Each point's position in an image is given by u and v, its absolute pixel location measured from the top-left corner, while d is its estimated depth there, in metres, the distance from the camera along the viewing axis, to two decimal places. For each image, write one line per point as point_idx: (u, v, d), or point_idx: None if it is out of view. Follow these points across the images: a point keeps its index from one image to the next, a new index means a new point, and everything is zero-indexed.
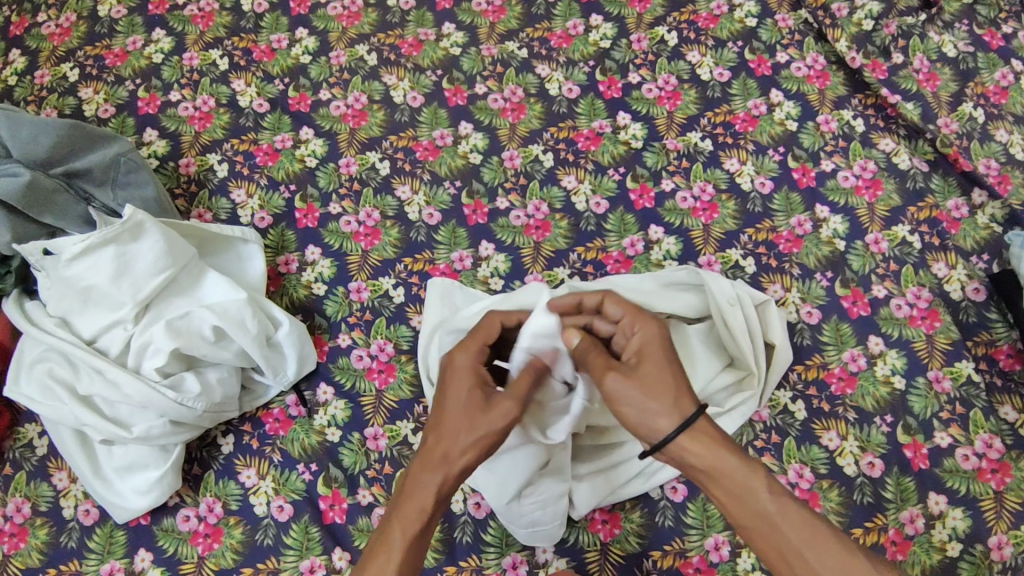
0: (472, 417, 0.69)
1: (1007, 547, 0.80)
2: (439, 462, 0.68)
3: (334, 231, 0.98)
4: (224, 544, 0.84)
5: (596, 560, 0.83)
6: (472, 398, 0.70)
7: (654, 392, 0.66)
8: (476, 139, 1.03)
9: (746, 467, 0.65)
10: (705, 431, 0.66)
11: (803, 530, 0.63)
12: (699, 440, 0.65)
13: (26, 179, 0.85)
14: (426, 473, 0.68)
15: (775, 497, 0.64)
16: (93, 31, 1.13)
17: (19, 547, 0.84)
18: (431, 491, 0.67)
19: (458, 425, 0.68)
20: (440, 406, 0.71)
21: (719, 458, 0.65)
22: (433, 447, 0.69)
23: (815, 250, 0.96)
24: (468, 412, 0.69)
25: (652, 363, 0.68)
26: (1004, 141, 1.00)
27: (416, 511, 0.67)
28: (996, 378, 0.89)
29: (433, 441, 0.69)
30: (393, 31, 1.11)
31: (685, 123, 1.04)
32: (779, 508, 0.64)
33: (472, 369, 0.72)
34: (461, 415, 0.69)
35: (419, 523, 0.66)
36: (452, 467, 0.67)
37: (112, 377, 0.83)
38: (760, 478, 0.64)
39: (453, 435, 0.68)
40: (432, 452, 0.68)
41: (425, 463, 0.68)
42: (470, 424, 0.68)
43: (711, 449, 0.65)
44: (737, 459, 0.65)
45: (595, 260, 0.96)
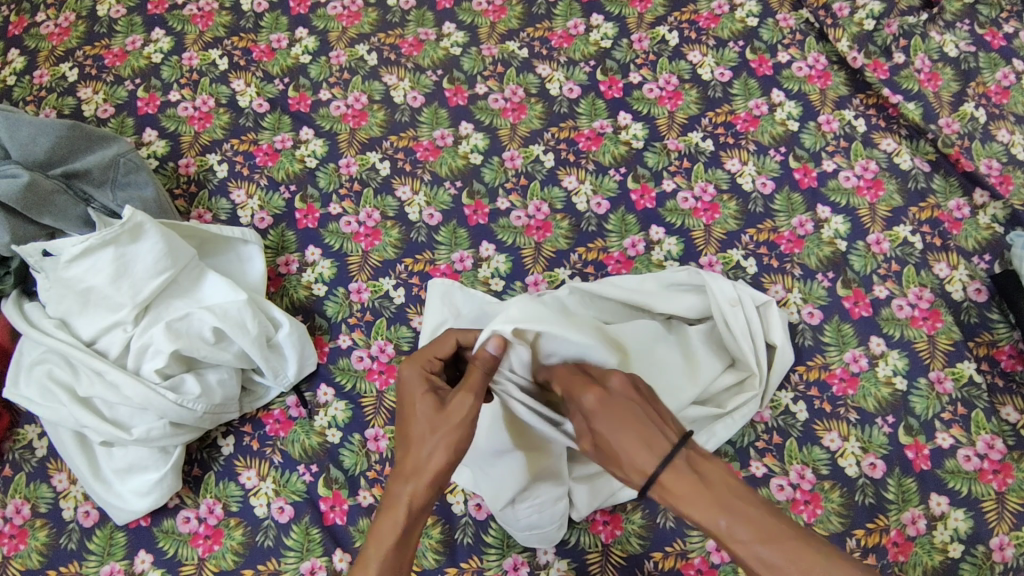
0: (432, 424, 0.68)
1: (1008, 548, 0.80)
2: (410, 473, 0.67)
3: (334, 232, 0.98)
4: (224, 545, 0.84)
5: (597, 562, 0.82)
6: (425, 407, 0.69)
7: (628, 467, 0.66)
8: (477, 139, 1.03)
9: (703, 511, 0.61)
10: (670, 482, 0.63)
11: (778, 568, 0.58)
12: (669, 491, 0.63)
13: (26, 180, 0.85)
14: (397, 486, 0.67)
15: (736, 538, 0.60)
16: (92, 31, 1.13)
17: (19, 549, 0.84)
18: (401, 504, 0.65)
19: (420, 437, 0.68)
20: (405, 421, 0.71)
21: (679, 504, 0.63)
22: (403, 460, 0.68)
23: (817, 250, 0.95)
24: (427, 417, 0.69)
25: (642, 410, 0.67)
26: (1006, 141, 1.00)
27: (391, 525, 0.65)
28: (998, 379, 0.89)
29: (402, 455, 0.68)
30: (394, 31, 1.11)
31: (686, 123, 1.03)
32: (743, 548, 0.60)
33: (425, 378, 0.72)
34: (420, 425, 0.68)
35: (396, 537, 0.64)
36: (423, 473, 0.66)
37: (112, 379, 0.82)
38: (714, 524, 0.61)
39: (417, 447, 0.68)
40: (402, 465, 0.68)
41: (398, 478, 0.67)
42: (431, 427, 0.68)
43: (679, 500, 0.63)
44: (691, 505, 0.62)
45: (596, 261, 0.95)
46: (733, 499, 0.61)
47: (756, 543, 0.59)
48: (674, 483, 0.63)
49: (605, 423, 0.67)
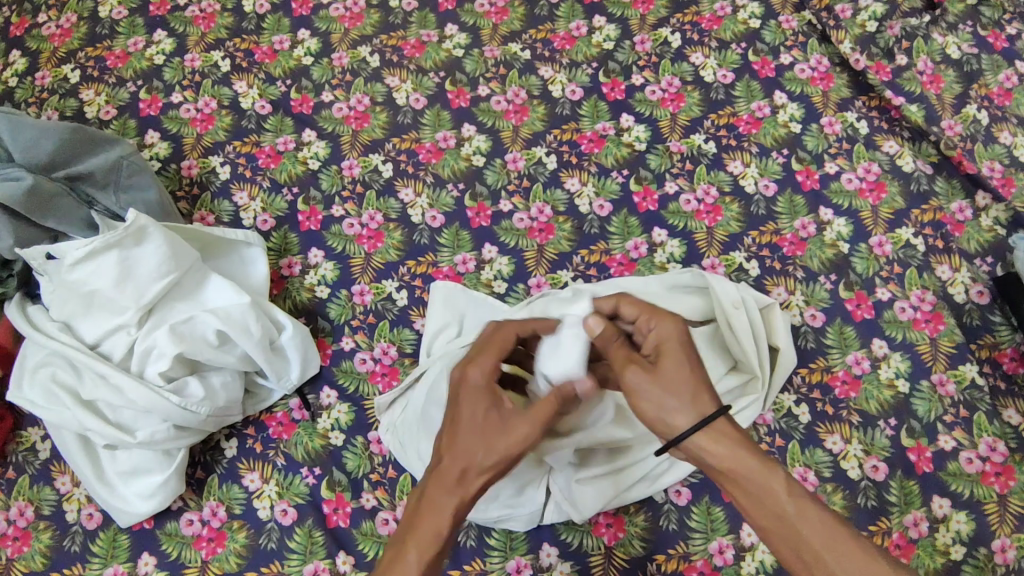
0: (489, 436, 0.65)
1: (1010, 551, 0.81)
2: (456, 483, 0.64)
3: (337, 234, 0.98)
4: (228, 548, 0.84)
5: (601, 564, 0.82)
6: (496, 418, 0.66)
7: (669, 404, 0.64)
8: (479, 141, 1.03)
9: (763, 466, 0.62)
10: (726, 429, 0.64)
11: (828, 533, 0.60)
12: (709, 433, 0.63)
13: (28, 184, 0.85)
14: (442, 496, 0.64)
15: (796, 497, 0.61)
16: (95, 32, 1.13)
17: (22, 551, 0.84)
18: (446, 514, 0.64)
19: (481, 445, 0.65)
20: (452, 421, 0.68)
21: (736, 451, 0.63)
22: (448, 465, 0.65)
23: (819, 252, 0.95)
24: (482, 429, 0.66)
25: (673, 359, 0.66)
26: (1009, 144, 1.00)
27: (433, 532, 0.64)
28: (1000, 381, 0.89)
29: (446, 460, 0.66)
30: (396, 32, 1.11)
31: (689, 125, 1.03)
32: (800, 512, 0.61)
33: (490, 386, 0.69)
34: (483, 431, 0.66)
35: (434, 547, 0.63)
36: (467, 489, 0.64)
37: (115, 383, 0.83)
38: (777, 477, 0.62)
39: (468, 454, 0.65)
40: (444, 472, 0.65)
41: (440, 488, 0.65)
42: (487, 444, 0.65)
43: (727, 442, 0.63)
44: (754, 453, 0.63)
45: (599, 263, 0.96)
46: (789, 473, 0.64)
47: (817, 511, 0.61)
48: (727, 431, 0.64)
49: (676, 351, 0.67)
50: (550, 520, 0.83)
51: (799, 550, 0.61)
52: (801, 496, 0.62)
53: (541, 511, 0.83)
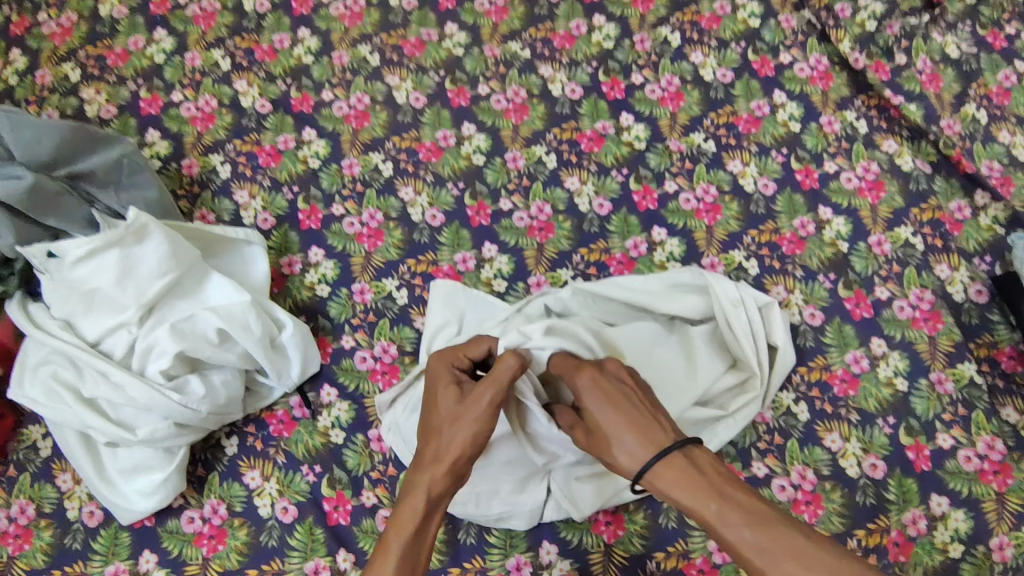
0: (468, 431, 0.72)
1: (1008, 548, 0.81)
2: (432, 462, 0.71)
3: (337, 233, 0.98)
4: (228, 545, 0.84)
5: (600, 562, 0.83)
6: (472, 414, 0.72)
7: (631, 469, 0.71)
8: (479, 140, 1.03)
9: (693, 495, 0.65)
10: (665, 470, 0.68)
11: (763, 550, 0.60)
12: (655, 478, 0.68)
13: (30, 183, 0.84)
14: (422, 476, 0.71)
15: (724, 519, 0.63)
16: (95, 31, 1.13)
17: (24, 549, 0.84)
18: (420, 489, 0.69)
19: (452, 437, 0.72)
20: (428, 415, 0.76)
21: (669, 487, 0.67)
22: (429, 451, 0.73)
23: (818, 251, 0.96)
24: (464, 422, 0.72)
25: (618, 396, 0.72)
26: (1007, 143, 1.00)
27: (410, 510, 0.69)
28: (998, 380, 0.89)
29: (424, 449, 0.73)
30: (396, 31, 1.11)
31: (689, 124, 1.04)
32: (729, 529, 0.63)
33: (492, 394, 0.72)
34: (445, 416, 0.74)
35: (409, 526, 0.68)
36: (440, 464, 0.71)
37: (116, 381, 0.83)
38: (707, 505, 0.64)
39: (445, 443, 0.72)
40: (424, 457, 0.72)
41: (418, 469, 0.71)
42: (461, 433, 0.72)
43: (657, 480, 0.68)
44: (683, 488, 0.66)
45: (598, 262, 0.96)
46: (723, 486, 0.65)
47: (744, 527, 0.62)
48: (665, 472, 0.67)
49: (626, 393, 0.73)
50: (548, 519, 0.84)
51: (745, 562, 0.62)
52: (734, 521, 0.63)
53: (542, 507, 0.83)
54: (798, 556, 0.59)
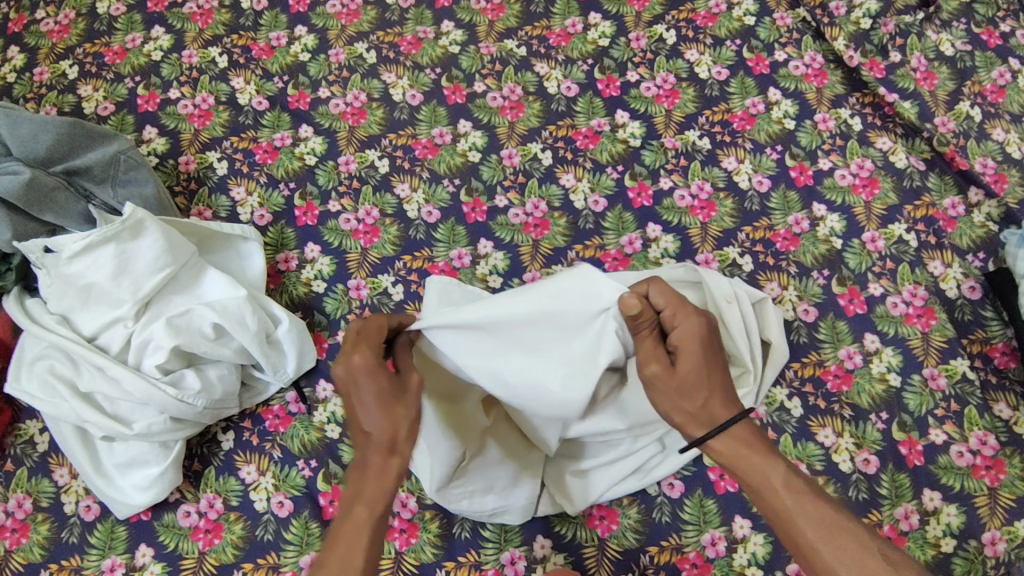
0: (403, 401, 0.67)
1: (1000, 543, 0.81)
2: (389, 449, 0.66)
3: (333, 229, 0.99)
4: (224, 539, 0.84)
5: (594, 556, 0.83)
6: (388, 384, 0.68)
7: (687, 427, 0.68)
8: (475, 137, 1.04)
9: (764, 460, 0.65)
10: (741, 431, 0.66)
11: (822, 525, 0.61)
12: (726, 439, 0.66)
13: (27, 177, 0.85)
14: (377, 463, 0.66)
15: (793, 490, 0.63)
16: (93, 29, 1.13)
17: (20, 543, 0.85)
18: (392, 475, 0.66)
19: (389, 416, 0.66)
20: (364, 402, 0.67)
21: (739, 447, 0.66)
22: (373, 439, 0.66)
23: (812, 248, 0.96)
24: (394, 401, 0.67)
25: (691, 363, 0.67)
26: (1001, 140, 1.01)
27: (380, 496, 0.65)
28: (991, 375, 0.89)
29: (371, 433, 0.67)
30: (393, 29, 1.12)
31: (684, 121, 1.04)
32: (795, 500, 0.63)
33: (381, 362, 0.68)
34: (387, 400, 0.67)
35: (384, 505, 0.65)
36: (402, 451, 0.67)
37: (112, 375, 0.83)
38: (777, 469, 0.64)
39: (391, 423, 0.66)
40: (374, 442, 0.66)
41: (375, 455, 0.66)
42: (401, 409, 0.67)
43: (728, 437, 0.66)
44: (754, 450, 0.65)
45: (593, 258, 0.96)
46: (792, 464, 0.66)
47: (809, 499, 0.63)
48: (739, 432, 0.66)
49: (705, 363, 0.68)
50: (543, 513, 0.84)
51: (792, 532, 0.63)
52: (800, 489, 0.64)
53: (535, 502, 0.84)
54: (862, 544, 0.60)
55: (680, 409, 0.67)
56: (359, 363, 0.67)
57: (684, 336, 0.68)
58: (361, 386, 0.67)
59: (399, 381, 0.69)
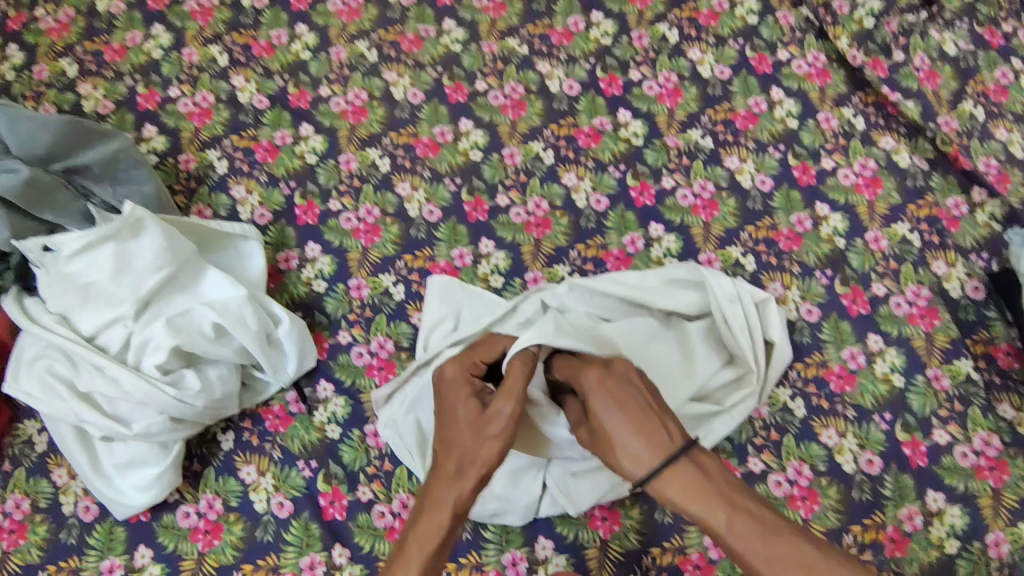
0: (478, 428, 0.73)
1: (1004, 544, 0.81)
2: (453, 477, 0.71)
3: (334, 228, 0.98)
4: (224, 540, 0.84)
5: (596, 557, 0.83)
6: (472, 407, 0.75)
7: (611, 430, 0.70)
8: (477, 136, 1.03)
9: (703, 508, 0.65)
10: (676, 478, 0.67)
11: (774, 561, 0.63)
12: (610, 395, 0.71)
13: (26, 175, 0.85)
14: (441, 491, 0.71)
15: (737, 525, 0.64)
16: (93, 26, 1.13)
17: (19, 544, 0.84)
18: (445, 507, 0.70)
19: (460, 435, 0.73)
20: (447, 421, 0.75)
21: (673, 493, 0.67)
22: (446, 462, 0.73)
23: (815, 248, 0.96)
24: (468, 423, 0.74)
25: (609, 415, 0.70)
26: (1004, 140, 1.01)
27: (433, 528, 0.70)
28: (994, 376, 0.89)
29: (444, 458, 0.73)
30: (394, 27, 1.11)
31: (686, 120, 1.04)
32: (738, 538, 0.64)
33: (467, 378, 0.78)
34: (468, 426, 0.73)
35: (438, 539, 0.69)
36: (464, 481, 0.71)
37: (112, 374, 0.83)
38: (717, 515, 0.65)
39: (461, 449, 0.72)
40: (444, 469, 0.72)
41: (440, 483, 0.72)
42: (472, 435, 0.73)
43: (623, 411, 0.70)
44: (695, 501, 0.66)
45: (595, 257, 0.96)
46: (734, 497, 0.65)
47: (755, 538, 0.64)
48: (678, 480, 0.66)
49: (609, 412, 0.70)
50: (545, 514, 0.84)
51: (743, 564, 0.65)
52: (746, 529, 0.64)
53: (538, 502, 0.83)
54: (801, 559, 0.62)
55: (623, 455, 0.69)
56: (448, 374, 0.78)
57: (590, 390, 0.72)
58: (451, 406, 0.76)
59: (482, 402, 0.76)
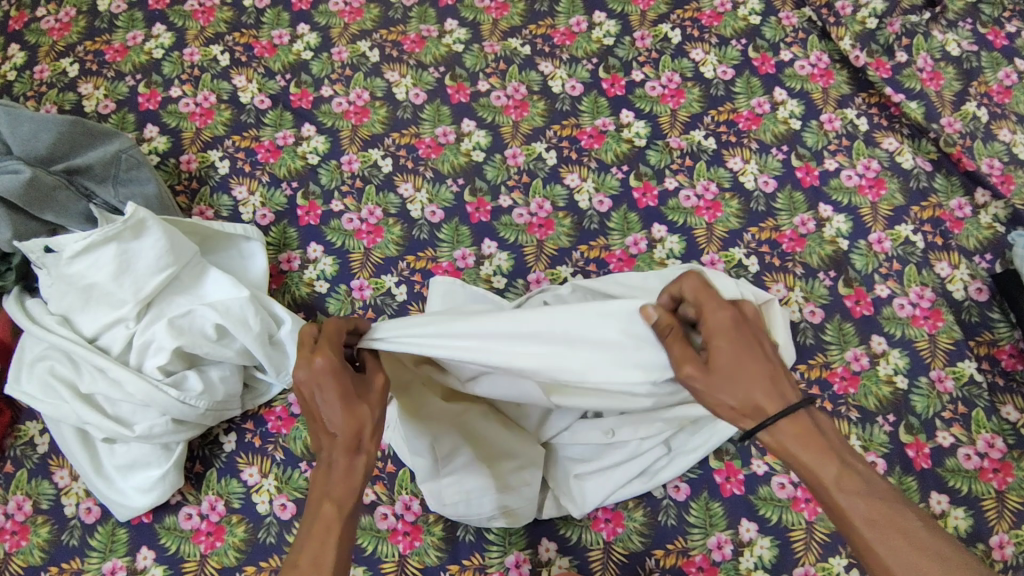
0: (359, 400, 0.65)
1: (1008, 546, 0.81)
2: (348, 447, 0.64)
3: (336, 229, 0.98)
4: (227, 542, 0.84)
5: (599, 559, 0.82)
6: (349, 380, 0.65)
7: (736, 372, 0.62)
8: (479, 136, 1.03)
9: (817, 455, 0.61)
10: (791, 425, 0.62)
11: (876, 525, 0.58)
12: (735, 341, 0.63)
13: (27, 176, 0.84)
14: (338, 461, 0.63)
15: (846, 492, 0.60)
16: (93, 26, 1.13)
17: (20, 545, 0.84)
18: (358, 474, 0.63)
19: (354, 411, 0.64)
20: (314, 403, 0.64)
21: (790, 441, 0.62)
22: (332, 435, 0.64)
23: (818, 249, 0.95)
24: (354, 395, 0.65)
25: (730, 350, 0.63)
26: (1008, 141, 1.00)
27: (346, 494, 0.63)
28: (998, 378, 0.89)
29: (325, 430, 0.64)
30: (396, 27, 1.11)
31: (689, 121, 1.03)
32: (847, 499, 0.60)
33: (338, 362, 0.65)
34: (348, 399, 0.64)
35: (350, 504, 0.63)
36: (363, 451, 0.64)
37: (114, 376, 0.82)
38: (832, 467, 0.61)
39: (346, 423, 0.63)
40: (334, 439, 0.64)
41: (336, 453, 0.64)
42: (368, 404, 0.65)
43: (742, 363, 0.62)
44: (808, 444, 0.61)
45: (598, 258, 0.96)
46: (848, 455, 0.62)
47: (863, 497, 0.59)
48: (791, 427, 0.62)
49: (731, 349, 0.63)
50: (547, 515, 0.84)
51: (842, 527, 0.60)
52: (855, 486, 0.60)
53: (540, 504, 0.84)
54: (921, 545, 0.57)
55: (724, 404, 0.63)
56: (319, 364, 0.63)
57: (714, 327, 0.64)
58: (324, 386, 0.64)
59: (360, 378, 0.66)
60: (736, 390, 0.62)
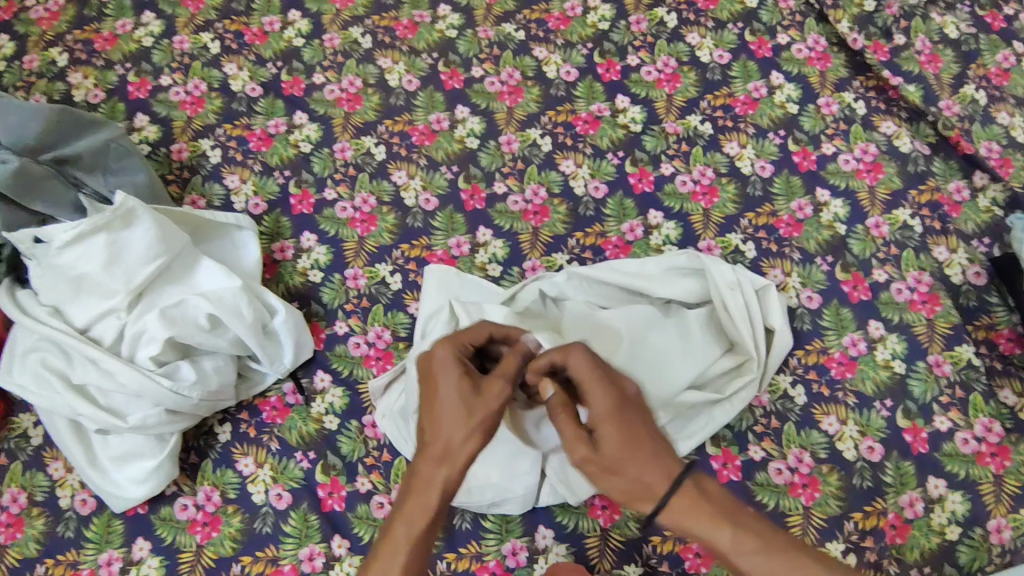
0: (468, 408, 0.64)
1: (1006, 530, 0.81)
2: (439, 458, 0.63)
3: (330, 218, 0.97)
4: (223, 532, 0.83)
5: (596, 547, 0.82)
6: (463, 388, 0.65)
7: (630, 449, 0.62)
8: (473, 123, 1.02)
9: (708, 527, 0.61)
10: (684, 503, 0.61)
11: None
12: (620, 427, 0.62)
13: (16, 166, 0.83)
14: (427, 469, 0.63)
15: (744, 553, 0.60)
16: (82, 15, 1.11)
17: (15, 538, 0.83)
18: (435, 488, 0.63)
19: (455, 420, 0.64)
20: (431, 400, 0.66)
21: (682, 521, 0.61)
22: (430, 441, 0.64)
23: (816, 234, 0.95)
24: (462, 400, 0.65)
25: (616, 429, 0.62)
26: (1006, 124, 1.00)
27: (421, 508, 0.63)
28: (996, 362, 0.89)
29: (429, 436, 0.65)
30: (388, 13, 1.10)
31: (685, 106, 1.02)
32: (747, 559, 0.61)
33: (460, 359, 0.68)
34: (456, 407, 0.64)
35: (427, 520, 0.62)
36: (453, 461, 0.63)
37: (106, 367, 0.82)
38: (722, 534, 0.61)
39: (449, 430, 0.64)
40: (429, 448, 0.64)
41: (425, 461, 0.64)
42: (468, 411, 0.64)
43: (636, 437, 0.62)
44: (699, 518, 0.61)
45: (594, 245, 0.95)
46: (733, 512, 0.62)
47: (757, 554, 0.60)
48: (679, 506, 0.61)
49: (618, 434, 0.62)
50: (544, 502, 0.83)
51: None
52: (750, 546, 0.61)
53: (536, 492, 0.82)
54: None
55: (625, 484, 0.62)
56: (439, 355, 0.68)
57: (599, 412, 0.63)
58: (438, 384, 0.66)
59: (478, 383, 0.66)
60: (637, 468, 0.61)
